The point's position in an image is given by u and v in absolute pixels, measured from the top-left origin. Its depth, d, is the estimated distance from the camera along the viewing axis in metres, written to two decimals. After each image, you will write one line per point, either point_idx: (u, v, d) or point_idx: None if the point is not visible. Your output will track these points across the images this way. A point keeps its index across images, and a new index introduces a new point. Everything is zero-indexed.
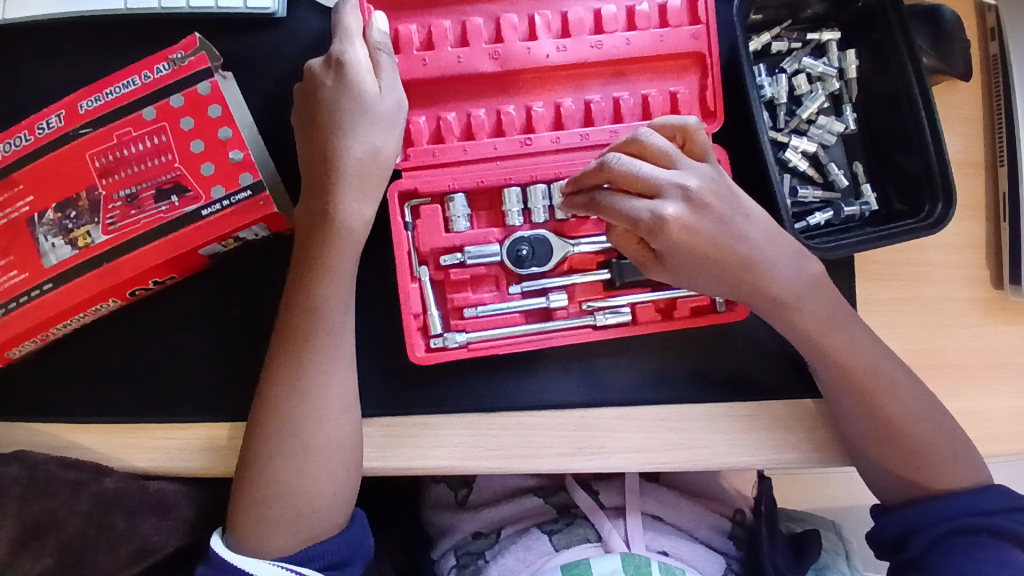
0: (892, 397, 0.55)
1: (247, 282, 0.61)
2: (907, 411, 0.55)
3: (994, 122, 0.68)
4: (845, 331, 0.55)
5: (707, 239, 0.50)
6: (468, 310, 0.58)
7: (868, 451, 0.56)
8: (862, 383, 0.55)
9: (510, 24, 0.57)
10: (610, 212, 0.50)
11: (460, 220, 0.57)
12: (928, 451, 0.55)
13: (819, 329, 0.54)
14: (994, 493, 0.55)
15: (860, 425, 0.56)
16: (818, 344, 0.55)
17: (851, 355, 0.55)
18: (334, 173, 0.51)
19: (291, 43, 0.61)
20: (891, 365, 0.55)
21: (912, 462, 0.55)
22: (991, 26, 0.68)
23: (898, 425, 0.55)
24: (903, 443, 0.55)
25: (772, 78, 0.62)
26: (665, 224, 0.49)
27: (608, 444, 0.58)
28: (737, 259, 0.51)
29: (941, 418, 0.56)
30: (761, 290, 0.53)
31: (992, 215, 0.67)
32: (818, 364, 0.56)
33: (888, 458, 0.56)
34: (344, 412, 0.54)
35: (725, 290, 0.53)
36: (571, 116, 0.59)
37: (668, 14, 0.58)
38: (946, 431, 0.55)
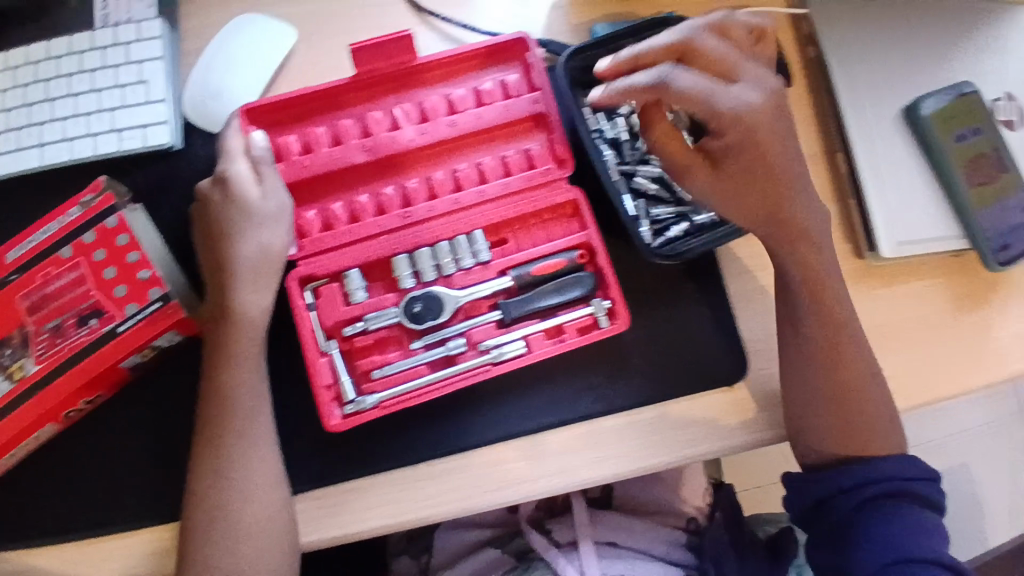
0: (853, 364, 0.64)
1: (172, 386, 0.65)
2: (863, 374, 0.64)
3: (824, 115, 0.75)
4: (835, 293, 0.64)
5: (772, 135, 0.60)
6: (376, 372, 0.63)
7: (814, 414, 0.64)
8: (834, 346, 0.64)
9: (375, 120, 0.66)
10: (682, 93, 0.58)
11: (358, 292, 0.63)
12: (866, 417, 0.64)
13: (814, 280, 0.64)
14: (911, 462, 0.65)
15: (820, 384, 0.63)
16: (814, 302, 0.64)
17: (837, 315, 0.64)
18: (231, 275, 0.57)
19: (191, 169, 0.69)
20: (858, 336, 0.65)
21: (851, 427, 0.64)
22: (805, 33, 0.76)
23: (853, 387, 0.64)
24: (850, 406, 0.64)
25: (612, 122, 0.72)
26: (747, 113, 0.59)
27: (528, 474, 0.63)
28: (796, 161, 0.62)
29: (881, 392, 0.65)
30: (809, 202, 0.63)
31: (840, 195, 0.73)
32: (803, 317, 0.64)
33: (832, 420, 0.64)
34: (270, 491, 0.58)
35: (767, 192, 0.61)
36: (442, 186, 0.67)
37: (509, 88, 0.67)
38: (882, 403, 0.65)
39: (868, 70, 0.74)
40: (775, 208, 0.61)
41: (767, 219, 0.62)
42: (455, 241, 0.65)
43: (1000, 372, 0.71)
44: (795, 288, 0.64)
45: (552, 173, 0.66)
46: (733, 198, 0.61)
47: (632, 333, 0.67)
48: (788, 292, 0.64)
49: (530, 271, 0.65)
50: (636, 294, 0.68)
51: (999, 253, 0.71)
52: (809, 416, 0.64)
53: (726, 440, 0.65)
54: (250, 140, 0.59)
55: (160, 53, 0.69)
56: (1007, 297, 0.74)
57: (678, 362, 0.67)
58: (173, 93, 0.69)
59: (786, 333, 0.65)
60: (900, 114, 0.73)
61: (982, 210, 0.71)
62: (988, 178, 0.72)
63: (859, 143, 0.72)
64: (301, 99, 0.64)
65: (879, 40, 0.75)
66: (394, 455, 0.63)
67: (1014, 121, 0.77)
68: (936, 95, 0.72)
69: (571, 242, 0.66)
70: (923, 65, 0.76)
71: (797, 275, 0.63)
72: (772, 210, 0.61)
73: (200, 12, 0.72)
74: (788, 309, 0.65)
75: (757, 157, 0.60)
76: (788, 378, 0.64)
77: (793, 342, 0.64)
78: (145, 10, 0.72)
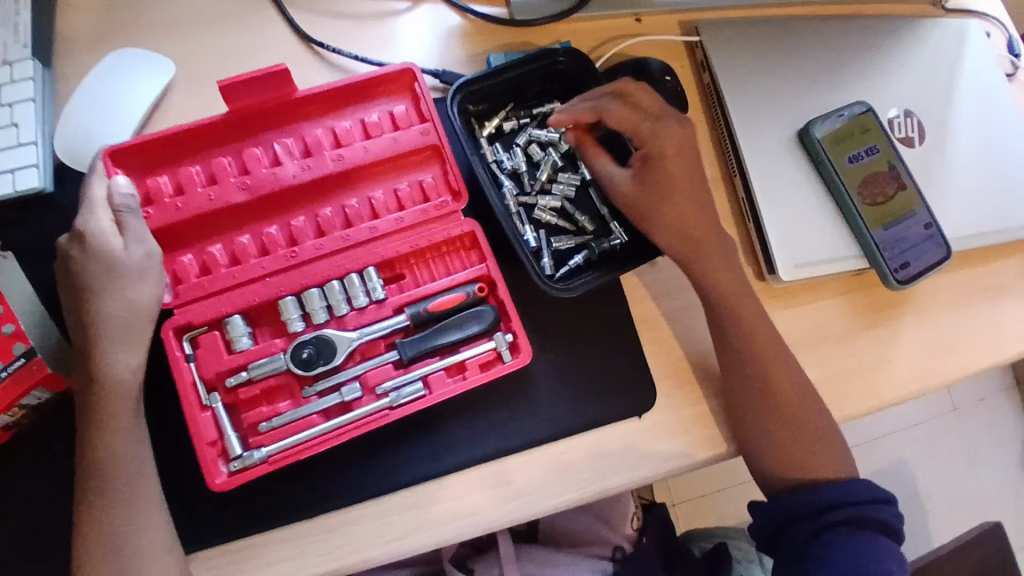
0: (780, 373, 0.66)
1: (41, 455, 0.58)
2: (800, 389, 0.66)
3: (721, 139, 0.78)
4: (754, 308, 0.67)
5: (677, 154, 0.65)
6: (263, 424, 0.60)
7: (757, 431, 0.65)
8: (768, 360, 0.66)
9: (253, 157, 0.63)
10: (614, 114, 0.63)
11: (241, 339, 0.61)
12: (806, 426, 0.66)
13: (732, 291, 0.66)
14: (862, 484, 0.67)
15: (757, 401, 0.65)
16: (733, 317, 0.66)
17: (755, 326, 0.66)
18: (95, 333, 0.55)
19: (66, 215, 0.65)
20: (782, 345, 0.67)
21: (799, 445, 0.66)
22: (700, 59, 0.79)
23: (793, 405, 0.66)
24: (794, 422, 0.66)
25: (510, 153, 0.72)
26: (664, 136, 0.64)
27: (436, 518, 0.61)
28: (691, 178, 0.65)
29: (822, 408, 0.67)
30: (710, 212, 0.66)
31: (738, 219, 0.76)
32: (727, 331, 0.66)
33: (778, 437, 0.66)
34: (165, 555, 0.54)
35: (671, 207, 0.64)
36: (331, 223, 0.65)
37: (396, 119, 0.66)
38: (825, 419, 0.67)
39: (760, 95, 0.76)
40: (679, 222, 0.64)
41: (684, 231, 0.64)
42: (346, 280, 0.63)
43: (897, 390, 0.74)
44: (713, 293, 0.66)
45: (446, 206, 0.65)
46: (660, 212, 0.64)
47: (538, 366, 0.66)
48: (711, 305, 0.66)
49: (427, 307, 0.63)
50: (542, 325, 0.67)
51: (898, 272, 0.73)
52: (756, 433, 0.65)
53: (636, 471, 0.65)
54: (113, 186, 0.57)
55: (32, 96, 0.65)
56: (903, 313, 0.77)
57: (585, 394, 0.66)
58: (43, 137, 0.65)
59: (722, 350, 0.66)
60: (794, 136, 0.75)
61: (879, 229, 0.74)
62: (885, 197, 0.75)
63: (754, 167, 0.73)
64: (172, 138, 0.61)
65: (772, 64, 0.78)
66: (290, 508, 0.59)
67: (913, 138, 0.80)
68: (826, 116, 0.75)
69: (470, 275, 0.64)
70: (814, 87, 0.78)
71: (715, 287, 0.66)
72: (677, 224, 0.64)
73: (77, 50, 0.69)
74: (716, 321, 0.67)
75: (664, 174, 0.64)
76: (731, 395, 0.66)
77: (732, 358, 0.66)
78: (20, 49, 0.66)
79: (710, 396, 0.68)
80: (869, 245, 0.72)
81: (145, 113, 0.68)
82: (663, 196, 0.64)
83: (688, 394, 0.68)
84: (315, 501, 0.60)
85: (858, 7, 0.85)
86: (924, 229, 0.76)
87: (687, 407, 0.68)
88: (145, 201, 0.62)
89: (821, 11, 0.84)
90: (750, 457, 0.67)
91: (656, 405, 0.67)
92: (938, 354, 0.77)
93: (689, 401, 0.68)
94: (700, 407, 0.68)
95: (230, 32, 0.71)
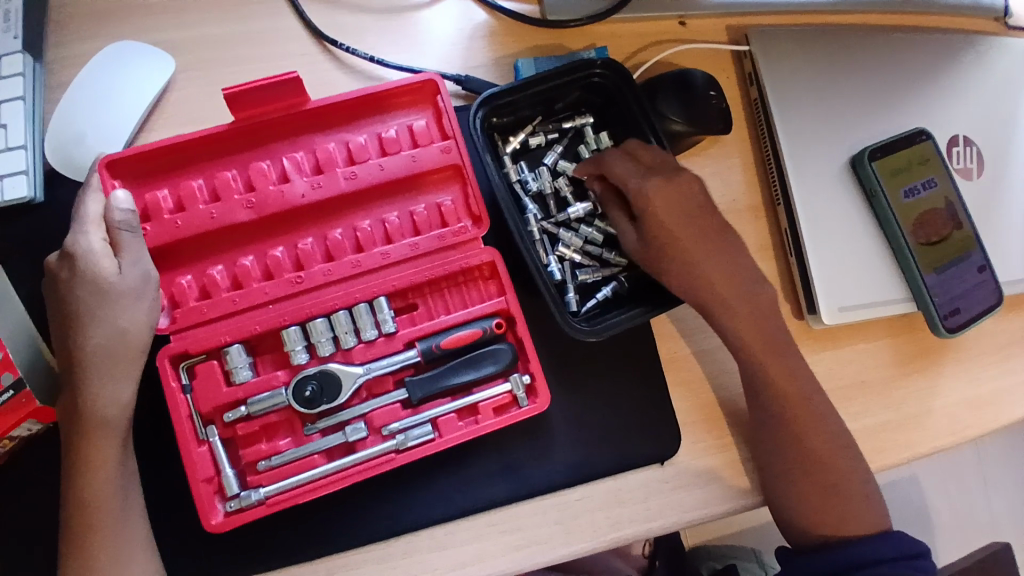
0: (814, 430, 0.60)
1: (37, 481, 0.58)
2: (832, 442, 0.60)
3: (765, 160, 0.71)
4: (787, 357, 0.61)
5: (680, 213, 0.58)
6: (261, 463, 0.57)
7: (785, 488, 0.60)
8: (797, 413, 0.60)
9: (259, 172, 0.58)
10: (615, 167, 0.59)
11: (240, 370, 0.57)
12: (842, 489, 0.59)
13: (762, 353, 0.60)
14: (896, 539, 0.59)
15: (786, 454, 0.59)
16: (762, 367, 0.60)
17: (789, 381, 0.60)
18: (83, 366, 0.53)
19: (61, 223, 0.62)
20: (820, 400, 0.61)
21: (831, 502, 0.59)
22: (749, 72, 0.71)
23: (825, 458, 0.60)
24: (826, 478, 0.59)
25: (535, 172, 0.66)
26: (649, 196, 0.57)
27: (442, 563, 0.57)
28: (698, 234, 0.59)
29: (857, 461, 0.61)
30: (733, 267, 0.60)
31: (780, 251, 0.70)
32: (755, 384, 0.60)
33: (808, 493, 0.59)
34: None
35: (673, 269, 0.58)
36: (340, 246, 0.60)
37: (416, 134, 0.60)
38: (860, 472, 0.60)
39: (813, 115, 0.69)
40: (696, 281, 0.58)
41: (696, 290, 0.58)
42: (355, 310, 0.59)
43: (945, 439, 0.68)
44: (737, 348, 0.60)
45: (466, 232, 0.60)
46: (664, 272, 0.58)
47: (554, 407, 0.62)
48: (742, 362, 0.61)
49: (440, 343, 0.59)
50: (560, 363, 0.63)
51: (948, 319, 0.68)
52: (785, 489, 0.60)
53: (653, 521, 0.60)
54: (111, 202, 0.54)
55: (21, 93, 0.60)
56: (953, 358, 0.71)
57: (603, 438, 0.62)
58: (34, 140, 0.60)
59: (751, 402, 0.61)
60: (847, 163, 0.69)
61: (931, 272, 0.68)
62: (941, 236, 0.70)
63: (802, 197, 0.67)
64: (173, 149, 0.57)
65: (828, 81, 0.70)
66: (290, 549, 0.57)
67: (972, 170, 0.74)
68: (885, 143, 0.68)
69: (489, 309, 0.60)
70: (871, 109, 0.71)
71: (741, 338, 0.60)
72: (687, 286, 0.58)
73: (69, 39, 0.63)
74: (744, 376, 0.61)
75: (665, 233, 0.58)
76: (760, 449, 0.61)
77: (759, 413, 0.61)
78: (10, 40, 0.60)
79: (739, 445, 0.63)
80: (920, 288, 0.67)
81: (143, 114, 0.62)
82: (663, 260, 0.58)
83: (714, 440, 0.63)
84: (314, 543, 0.57)
85: (926, 18, 0.77)
86: (978, 271, 0.71)
87: (712, 455, 0.63)
88: (142, 215, 0.58)
89: (884, 21, 0.76)
90: (777, 514, 0.61)
91: (680, 453, 0.62)
92: (991, 404, 0.70)
93: (716, 449, 0.63)
94: (726, 455, 0.63)
95: (233, 23, 0.65)
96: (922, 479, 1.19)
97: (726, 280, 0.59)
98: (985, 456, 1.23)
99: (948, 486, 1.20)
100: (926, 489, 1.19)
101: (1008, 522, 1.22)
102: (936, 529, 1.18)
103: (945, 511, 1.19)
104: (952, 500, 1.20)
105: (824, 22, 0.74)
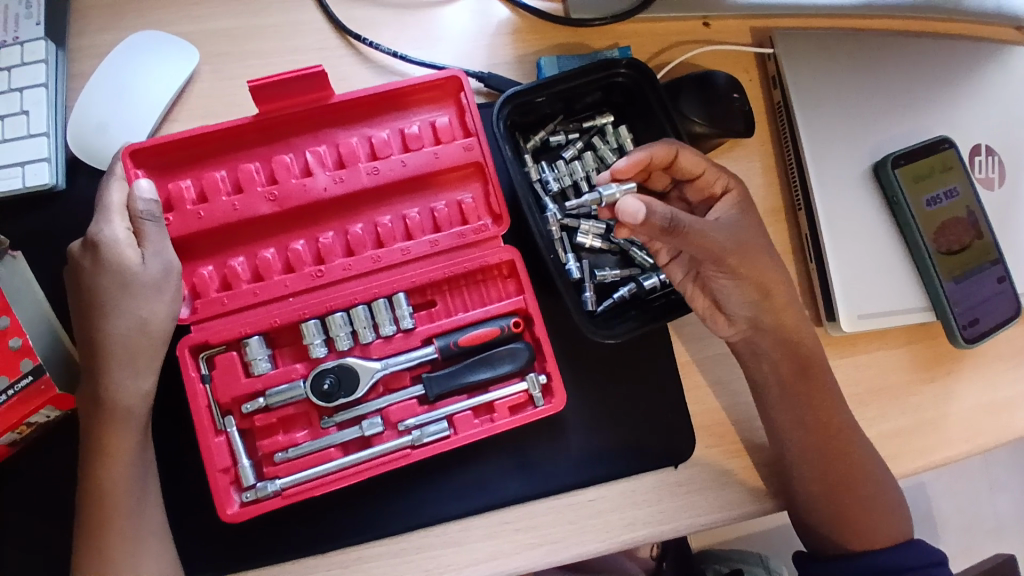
0: (846, 450, 0.60)
1: (53, 470, 0.59)
2: (861, 460, 0.61)
3: (787, 163, 0.70)
4: (819, 383, 0.62)
5: (752, 230, 0.60)
6: (278, 454, 0.58)
7: (807, 496, 0.60)
8: (826, 428, 0.61)
9: (282, 165, 0.59)
10: (693, 160, 0.59)
11: (259, 362, 0.58)
12: (869, 503, 0.60)
13: (795, 376, 0.61)
14: (919, 548, 0.60)
15: (814, 473, 0.60)
16: (784, 394, 0.61)
17: (815, 410, 0.61)
18: (103, 355, 0.53)
19: (81, 212, 0.62)
20: (849, 423, 0.61)
21: (857, 513, 0.60)
22: (772, 74, 0.71)
23: (852, 468, 0.60)
24: (853, 489, 0.60)
25: (556, 170, 0.66)
26: (734, 196, 0.61)
27: (455, 560, 0.58)
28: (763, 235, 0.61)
29: (881, 472, 0.61)
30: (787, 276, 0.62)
31: (800, 256, 0.69)
32: (777, 411, 0.61)
33: (834, 505, 0.60)
34: None
35: (757, 270, 0.58)
36: (360, 241, 0.60)
37: (439, 131, 0.60)
38: (886, 480, 0.61)
39: (834, 119, 0.68)
40: (758, 295, 0.59)
41: (768, 290, 0.59)
42: (374, 305, 0.59)
43: (960, 448, 0.67)
44: (757, 372, 0.62)
45: (486, 230, 0.60)
46: (753, 271, 0.58)
47: (569, 407, 0.62)
48: (758, 385, 0.62)
49: (458, 340, 0.59)
50: (575, 363, 0.63)
51: (967, 329, 0.67)
52: (810, 502, 0.60)
53: (666, 524, 0.60)
54: (134, 192, 0.54)
55: (44, 80, 0.60)
56: (969, 368, 0.70)
57: (616, 439, 0.62)
58: (56, 127, 0.61)
59: (772, 428, 0.61)
60: (870, 169, 0.68)
61: (950, 281, 0.68)
62: (962, 245, 0.69)
63: (823, 200, 0.67)
64: (197, 140, 0.57)
65: (852, 85, 0.69)
66: (303, 542, 0.57)
67: (993, 179, 0.73)
68: (909, 150, 0.68)
69: (507, 307, 0.60)
70: (894, 115, 0.70)
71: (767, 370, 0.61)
72: (747, 298, 0.59)
73: (92, 28, 0.63)
74: (759, 401, 0.62)
75: (748, 235, 0.59)
76: (785, 465, 0.61)
77: (781, 431, 0.61)
78: (33, 26, 0.61)
79: (756, 453, 0.63)
80: (940, 298, 0.67)
81: (165, 104, 0.62)
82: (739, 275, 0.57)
83: (729, 444, 0.63)
84: (326, 537, 0.58)
85: (950, 24, 0.76)
86: (997, 281, 0.70)
87: (727, 459, 0.62)
88: (166, 206, 0.58)
89: (910, 26, 0.75)
90: (800, 522, 0.62)
91: (694, 455, 0.62)
92: (1007, 414, 0.69)
93: (730, 453, 0.62)
94: (742, 459, 0.62)
95: (256, 15, 0.65)
96: (929, 485, 1.18)
97: (786, 298, 0.60)
98: (994, 464, 1.22)
99: (955, 493, 1.20)
100: (933, 496, 1.19)
101: (1017, 531, 1.21)
102: (942, 536, 1.18)
103: (952, 519, 1.19)
104: (961, 508, 1.20)
105: (847, 27, 0.73)
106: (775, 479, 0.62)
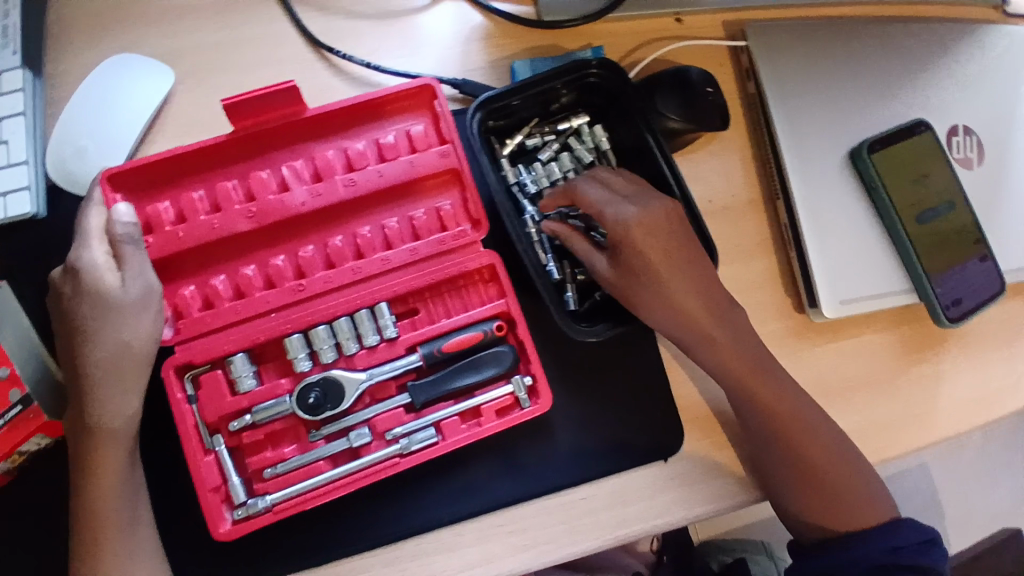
0: (818, 444, 0.60)
1: (44, 494, 0.59)
2: (838, 449, 0.60)
3: (763, 154, 0.71)
4: (778, 381, 0.59)
5: (660, 249, 0.56)
6: (267, 470, 0.58)
7: (794, 486, 0.60)
8: (793, 421, 0.59)
9: (259, 182, 0.59)
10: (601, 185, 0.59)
11: (245, 379, 0.58)
12: (852, 492, 0.60)
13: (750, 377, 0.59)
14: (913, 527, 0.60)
15: (794, 466, 0.60)
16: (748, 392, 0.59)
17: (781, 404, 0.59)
18: (88, 379, 0.53)
19: (65, 237, 0.62)
20: (815, 416, 0.60)
21: (840, 501, 0.60)
22: (745, 67, 0.71)
23: (832, 457, 0.60)
24: (834, 480, 0.60)
25: (533, 172, 0.67)
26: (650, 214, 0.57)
27: (450, 564, 0.58)
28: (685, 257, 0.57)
29: (860, 459, 0.61)
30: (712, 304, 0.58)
31: (781, 246, 0.69)
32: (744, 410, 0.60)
33: (815, 497, 0.60)
34: None
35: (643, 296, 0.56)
36: (340, 254, 0.61)
37: (414, 140, 0.61)
38: (863, 467, 0.61)
39: (810, 107, 0.69)
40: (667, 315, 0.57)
41: (675, 312, 0.57)
42: (357, 316, 0.59)
43: (950, 428, 0.67)
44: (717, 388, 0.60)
45: (465, 236, 0.60)
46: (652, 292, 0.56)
47: (559, 408, 0.62)
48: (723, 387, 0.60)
49: (441, 347, 0.59)
50: (562, 363, 0.63)
51: (950, 309, 0.67)
52: (798, 493, 0.60)
53: (660, 518, 0.60)
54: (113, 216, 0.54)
55: (21, 108, 0.60)
56: (958, 348, 0.70)
57: (606, 436, 0.62)
58: (36, 155, 0.61)
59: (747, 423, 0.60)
60: (846, 156, 0.68)
61: (931, 263, 0.68)
62: (936, 228, 0.69)
63: (800, 189, 0.67)
64: (173, 161, 0.58)
65: (826, 73, 0.70)
66: (297, 553, 0.58)
67: (972, 159, 0.74)
68: (884, 136, 0.68)
69: (489, 312, 0.60)
70: (869, 100, 0.71)
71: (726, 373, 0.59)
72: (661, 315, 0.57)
73: (67, 54, 0.63)
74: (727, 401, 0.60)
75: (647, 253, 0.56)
76: (768, 461, 0.60)
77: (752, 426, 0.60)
78: (9, 55, 0.61)
79: (740, 444, 0.63)
80: (920, 278, 0.67)
81: (143, 128, 0.62)
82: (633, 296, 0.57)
83: (717, 436, 0.63)
84: (320, 549, 0.58)
85: (923, 7, 0.77)
86: (978, 262, 0.70)
87: (717, 450, 0.62)
88: (145, 227, 0.58)
89: (882, 12, 0.75)
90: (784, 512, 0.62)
91: (685, 448, 0.62)
92: (995, 392, 0.70)
93: (718, 445, 0.62)
94: (731, 451, 0.62)
95: (229, 33, 0.65)
96: (931, 468, 1.18)
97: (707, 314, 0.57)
98: (995, 443, 1.22)
99: (958, 475, 1.20)
100: (936, 478, 1.19)
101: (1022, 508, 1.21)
102: (948, 517, 1.17)
103: (956, 500, 1.19)
104: (964, 489, 1.19)
105: (819, 15, 0.74)
106: (757, 471, 0.62)
